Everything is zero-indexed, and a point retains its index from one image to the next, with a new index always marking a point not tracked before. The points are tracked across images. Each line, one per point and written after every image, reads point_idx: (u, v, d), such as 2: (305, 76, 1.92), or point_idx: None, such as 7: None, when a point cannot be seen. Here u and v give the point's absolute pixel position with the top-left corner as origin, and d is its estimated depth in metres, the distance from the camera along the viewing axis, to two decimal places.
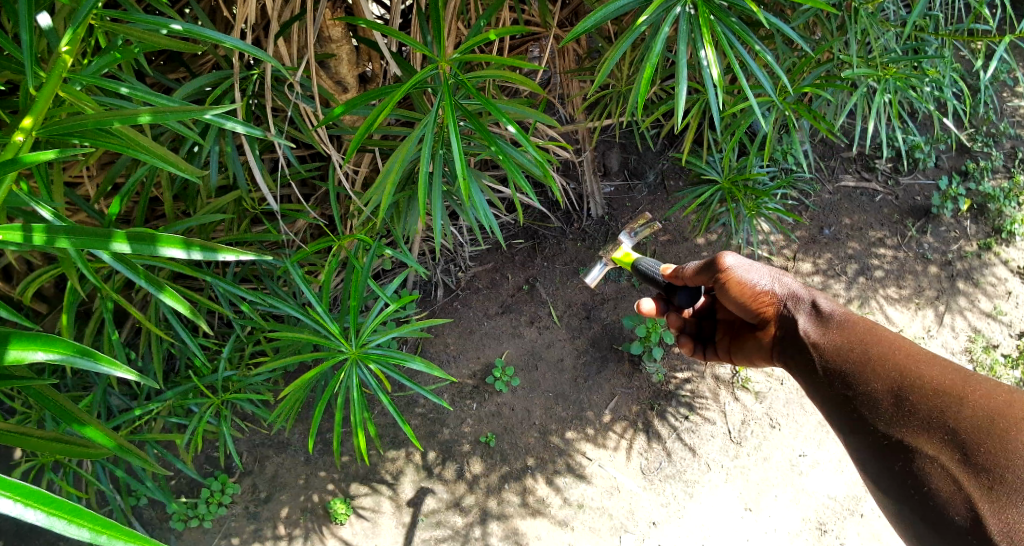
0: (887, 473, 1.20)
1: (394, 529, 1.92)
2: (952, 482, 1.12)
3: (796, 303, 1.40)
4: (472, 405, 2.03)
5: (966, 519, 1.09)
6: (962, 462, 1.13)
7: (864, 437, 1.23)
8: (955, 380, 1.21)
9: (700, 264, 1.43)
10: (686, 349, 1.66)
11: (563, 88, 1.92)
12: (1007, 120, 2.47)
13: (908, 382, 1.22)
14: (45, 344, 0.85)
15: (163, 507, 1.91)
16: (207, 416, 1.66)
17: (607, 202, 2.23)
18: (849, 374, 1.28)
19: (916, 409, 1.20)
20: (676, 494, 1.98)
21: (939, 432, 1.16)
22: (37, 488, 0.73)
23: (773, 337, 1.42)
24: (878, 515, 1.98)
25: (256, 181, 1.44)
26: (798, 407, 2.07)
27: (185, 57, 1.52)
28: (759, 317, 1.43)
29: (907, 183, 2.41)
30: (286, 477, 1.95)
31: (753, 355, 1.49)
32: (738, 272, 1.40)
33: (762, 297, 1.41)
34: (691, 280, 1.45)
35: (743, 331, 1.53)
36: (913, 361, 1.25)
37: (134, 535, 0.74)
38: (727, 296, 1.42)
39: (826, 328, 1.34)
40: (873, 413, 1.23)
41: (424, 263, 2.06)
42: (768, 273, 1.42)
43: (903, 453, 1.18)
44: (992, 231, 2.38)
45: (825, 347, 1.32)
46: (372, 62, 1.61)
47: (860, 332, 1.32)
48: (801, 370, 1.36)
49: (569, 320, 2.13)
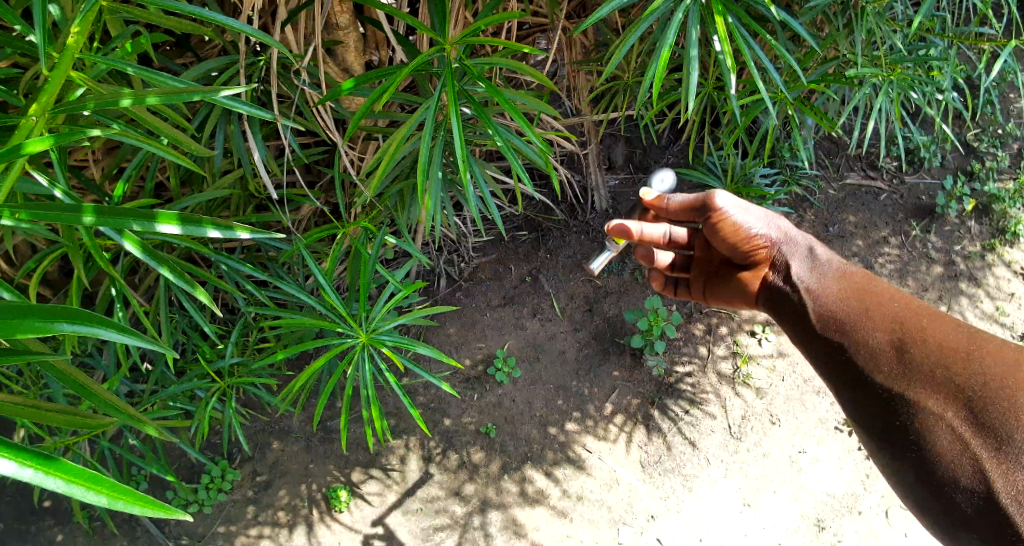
0: (894, 434, 1.26)
1: (393, 518, 1.92)
2: (959, 439, 1.19)
3: (791, 248, 1.51)
4: (473, 396, 2.04)
5: (976, 478, 1.16)
6: (971, 422, 1.19)
7: (874, 398, 1.30)
8: (961, 341, 1.29)
9: (687, 202, 1.51)
10: (657, 283, 1.81)
11: (570, 81, 1.92)
12: (1014, 121, 2.47)
13: (913, 343, 1.30)
14: (67, 316, 0.86)
15: (163, 493, 1.91)
16: (210, 400, 1.67)
17: (612, 195, 2.24)
18: (855, 336, 1.36)
19: (922, 368, 1.27)
20: (675, 487, 1.98)
21: (945, 389, 1.24)
22: (59, 457, 0.76)
23: (767, 283, 1.52)
24: (876, 512, 1.97)
25: (259, 165, 1.45)
26: (798, 404, 2.09)
27: (191, 42, 1.52)
28: (752, 261, 1.54)
29: (913, 182, 2.41)
30: (287, 465, 1.95)
31: (736, 295, 1.62)
32: (729, 212, 1.49)
33: (753, 238, 1.52)
34: (678, 213, 1.52)
35: (728, 269, 1.63)
36: (918, 324, 1.33)
37: (150, 502, 0.78)
38: (717, 234, 1.52)
39: (832, 292, 1.43)
40: (879, 372, 1.31)
41: (428, 254, 2.07)
42: (761, 217, 1.53)
43: (909, 411, 1.25)
44: (996, 231, 2.38)
45: (831, 311, 1.41)
46: (379, 52, 1.63)
47: (867, 297, 1.40)
48: (806, 333, 1.44)
49: (572, 312, 2.15)
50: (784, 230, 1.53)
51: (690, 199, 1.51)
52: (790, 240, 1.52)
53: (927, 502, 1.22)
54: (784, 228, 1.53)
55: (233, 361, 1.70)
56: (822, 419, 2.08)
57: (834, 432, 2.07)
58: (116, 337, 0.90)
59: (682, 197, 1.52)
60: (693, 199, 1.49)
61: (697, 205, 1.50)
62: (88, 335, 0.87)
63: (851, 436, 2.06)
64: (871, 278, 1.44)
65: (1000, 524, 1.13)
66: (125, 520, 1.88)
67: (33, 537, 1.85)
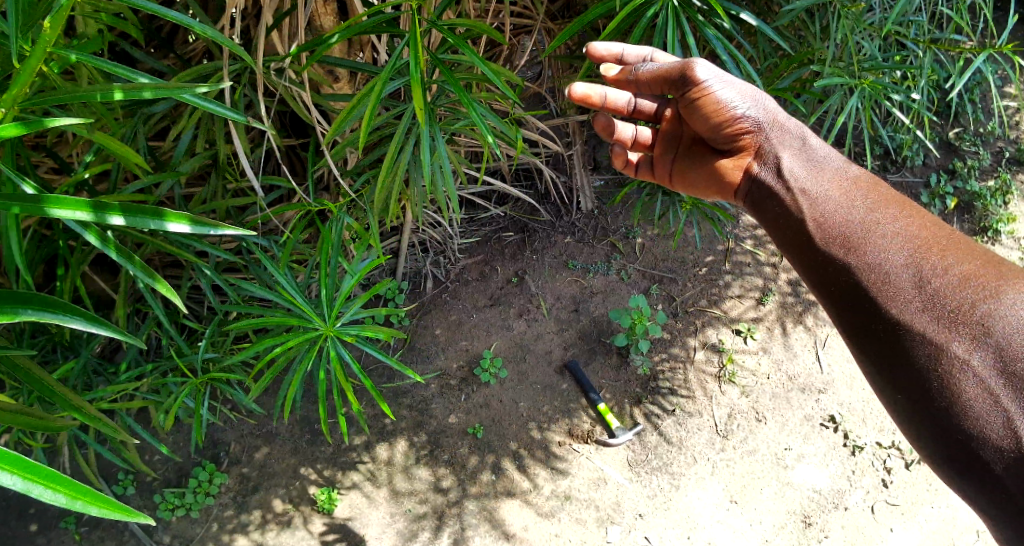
0: (902, 366, 1.17)
1: (381, 519, 1.91)
2: (986, 387, 1.10)
3: (780, 135, 1.44)
4: (460, 396, 2.05)
5: (997, 426, 1.08)
6: (993, 361, 1.11)
7: (882, 326, 1.20)
8: (985, 270, 1.19)
9: (661, 70, 1.38)
10: (640, 146, 1.65)
11: (554, 81, 1.93)
12: (994, 120, 2.51)
13: (935, 272, 1.20)
14: (36, 304, 0.91)
15: (149, 497, 1.90)
16: (183, 396, 1.65)
17: (597, 195, 2.29)
18: (868, 258, 1.25)
19: (946, 301, 1.17)
20: (662, 485, 1.98)
21: (970, 327, 1.14)
22: (14, 453, 0.76)
23: (752, 177, 1.46)
24: (862, 508, 1.98)
25: (237, 155, 1.42)
26: (784, 401, 2.11)
27: (173, 44, 1.52)
28: (735, 143, 1.47)
29: (895, 181, 2.44)
30: (274, 467, 1.95)
31: (711, 181, 1.54)
32: (712, 85, 1.38)
33: (736, 116, 1.42)
34: (646, 78, 1.38)
35: (701, 150, 1.55)
36: (939, 249, 1.23)
37: (110, 503, 0.79)
38: (697, 110, 1.42)
39: (840, 210, 1.32)
40: (896, 302, 1.20)
41: (414, 255, 2.10)
42: (746, 91, 1.42)
43: (932, 350, 1.15)
44: (979, 229, 2.39)
45: (840, 229, 1.30)
46: (364, 52, 1.62)
47: (880, 216, 1.30)
48: (811, 254, 1.32)
49: (558, 312, 2.17)
50: (772, 114, 1.44)
51: (664, 69, 1.38)
52: (781, 126, 1.44)
53: (949, 458, 1.12)
54: (775, 113, 1.44)
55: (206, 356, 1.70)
56: (808, 417, 2.10)
57: (819, 428, 2.09)
58: (82, 326, 0.95)
59: (654, 65, 1.39)
60: (668, 66, 1.37)
61: (674, 75, 1.38)
62: (54, 323, 0.92)
63: (836, 432, 2.08)
64: (883, 194, 1.34)
65: None
66: (111, 525, 1.87)
67: (17, 544, 1.83)
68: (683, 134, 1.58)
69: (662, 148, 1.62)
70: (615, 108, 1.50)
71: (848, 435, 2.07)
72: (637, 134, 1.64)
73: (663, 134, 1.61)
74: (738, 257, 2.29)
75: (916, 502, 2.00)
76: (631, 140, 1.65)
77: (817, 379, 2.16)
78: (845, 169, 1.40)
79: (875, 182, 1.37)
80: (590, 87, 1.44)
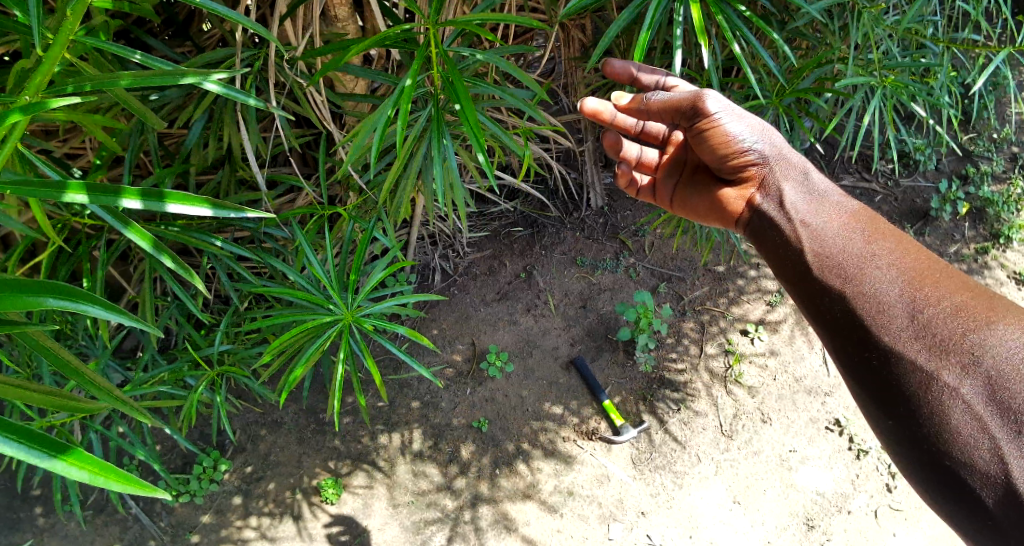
0: (892, 393, 1.16)
1: (383, 511, 1.91)
2: (975, 416, 1.10)
3: (784, 169, 1.41)
4: (466, 390, 2.05)
5: (986, 452, 1.08)
6: (984, 393, 1.11)
7: (875, 354, 1.18)
8: (976, 303, 1.20)
9: (672, 100, 1.37)
10: (647, 167, 1.66)
11: (567, 78, 1.92)
12: (1009, 126, 2.50)
13: (928, 302, 1.20)
14: (58, 292, 0.86)
15: (154, 482, 1.91)
16: (203, 390, 1.64)
17: (607, 193, 2.29)
18: (864, 288, 1.23)
19: (937, 331, 1.17)
20: (665, 483, 1.98)
21: (961, 357, 1.14)
22: (40, 432, 0.80)
23: (754, 208, 1.44)
24: (865, 512, 1.98)
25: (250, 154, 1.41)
26: (790, 403, 2.11)
27: (190, 31, 1.50)
28: (739, 174, 1.45)
29: (907, 185, 2.43)
30: (279, 456, 1.95)
31: (713, 209, 1.54)
32: (720, 117, 1.37)
33: (743, 149, 1.40)
34: (657, 110, 1.37)
35: (702, 178, 1.57)
36: (932, 280, 1.23)
37: (125, 478, 0.83)
38: (705, 141, 1.41)
39: (837, 240, 1.31)
40: (889, 331, 1.18)
41: (423, 247, 2.10)
42: (755, 126, 1.41)
43: (923, 379, 1.14)
44: (990, 235, 2.38)
45: (838, 258, 1.28)
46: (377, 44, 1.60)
47: (878, 248, 1.28)
48: (807, 280, 1.31)
49: (566, 309, 2.17)
50: (778, 149, 1.43)
51: (675, 98, 1.37)
52: (787, 161, 1.42)
53: (937, 484, 1.12)
54: (780, 147, 1.43)
55: (223, 348, 1.68)
56: (814, 419, 2.09)
57: (825, 432, 2.08)
58: (103, 314, 0.89)
59: (665, 95, 1.37)
60: (679, 97, 1.36)
61: (685, 106, 1.37)
62: (76, 311, 0.87)
63: (840, 436, 2.07)
64: (880, 226, 1.33)
65: (1016, 515, 1.05)
66: (115, 509, 1.88)
67: (21, 526, 1.84)
68: (688, 160, 1.60)
69: (665, 172, 1.64)
70: (624, 127, 1.52)
71: (853, 439, 2.06)
72: (642, 154, 1.64)
73: (670, 157, 1.62)
74: (747, 257, 2.28)
75: (920, 508, 1.99)
76: (635, 159, 1.64)
77: (824, 381, 2.15)
78: (845, 204, 1.38)
79: (872, 216, 1.35)
80: (602, 103, 1.46)
